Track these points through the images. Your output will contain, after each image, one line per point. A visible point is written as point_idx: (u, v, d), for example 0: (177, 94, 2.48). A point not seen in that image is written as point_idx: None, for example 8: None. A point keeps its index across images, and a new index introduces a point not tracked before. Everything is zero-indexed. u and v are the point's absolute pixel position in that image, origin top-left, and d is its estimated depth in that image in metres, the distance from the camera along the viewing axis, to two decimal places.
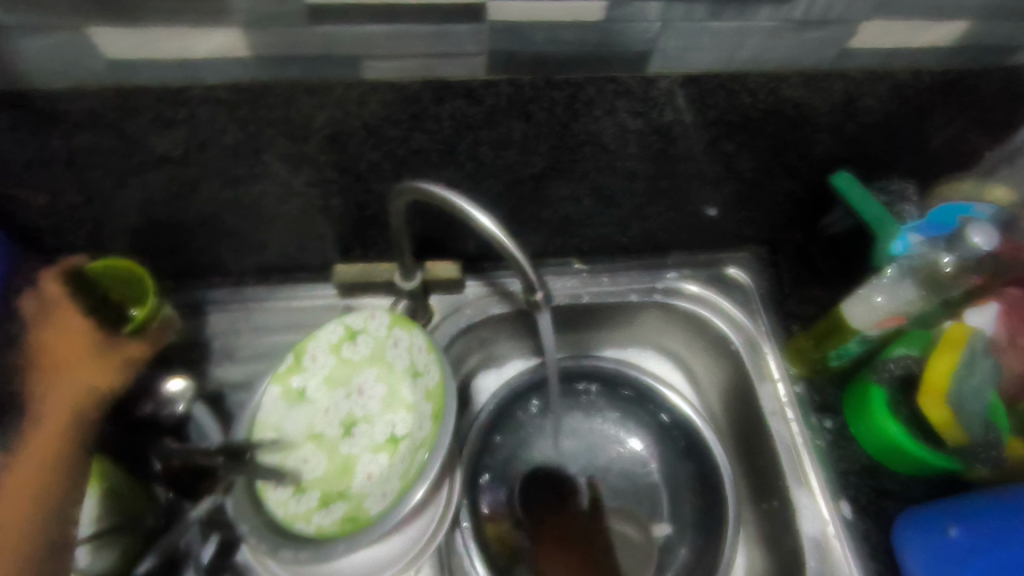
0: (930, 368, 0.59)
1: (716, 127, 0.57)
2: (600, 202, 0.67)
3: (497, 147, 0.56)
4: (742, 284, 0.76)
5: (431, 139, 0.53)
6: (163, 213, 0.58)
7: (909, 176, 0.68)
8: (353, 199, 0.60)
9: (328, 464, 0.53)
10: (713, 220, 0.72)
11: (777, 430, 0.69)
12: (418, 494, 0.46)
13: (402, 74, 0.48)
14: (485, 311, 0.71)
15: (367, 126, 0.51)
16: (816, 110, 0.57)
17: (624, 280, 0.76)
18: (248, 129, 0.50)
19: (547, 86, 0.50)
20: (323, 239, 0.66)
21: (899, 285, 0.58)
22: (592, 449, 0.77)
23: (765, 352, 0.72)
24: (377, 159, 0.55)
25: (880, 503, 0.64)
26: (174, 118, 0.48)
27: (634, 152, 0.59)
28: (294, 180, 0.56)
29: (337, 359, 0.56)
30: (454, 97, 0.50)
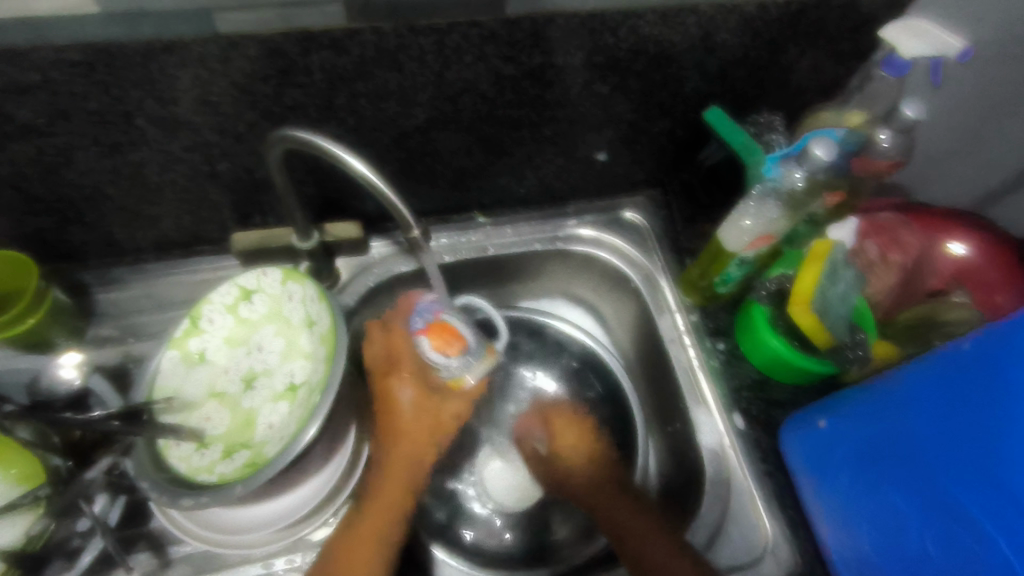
0: (798, 282, 0.64)
1: (587, 69, 0.60)
2: (489, 152, 0.69)
3: (375, 99, 0.57)
4: (638, 225, 0.80)
5: (305, 94, 0.54)
6: (40, 189, 0.57)
7: (777, 110, 0.73)
8: (238, 163, 0.60)
9: (231, 418, 0.54)
10: (603, 164, 0.76)
11: (675, 356, 0.73)
12: (309, 433, 0.47)
13: (260, 27, 0.48)
14: (391, 270, 0.72)
15: (236, 85, 0.52)
16: (675, 47, 0.60)
17: (526, 230, 0.79)
18: (113, 91, 0.50)
19: (411, 33, 0.51)
20: (216, 207, 0.66)
21: (765, 205, 0.62)
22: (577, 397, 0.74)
23: (662, 285, 0.77)
24: (255, 118, 0.56)
25: (770, 413, 0.69)
26: (31, 83, 0.47)
27: (513, 99, 0.61)
28: (172, 144, 0.56)
29: (235, 319, 0.57)
30: (319, 48, 0.51)
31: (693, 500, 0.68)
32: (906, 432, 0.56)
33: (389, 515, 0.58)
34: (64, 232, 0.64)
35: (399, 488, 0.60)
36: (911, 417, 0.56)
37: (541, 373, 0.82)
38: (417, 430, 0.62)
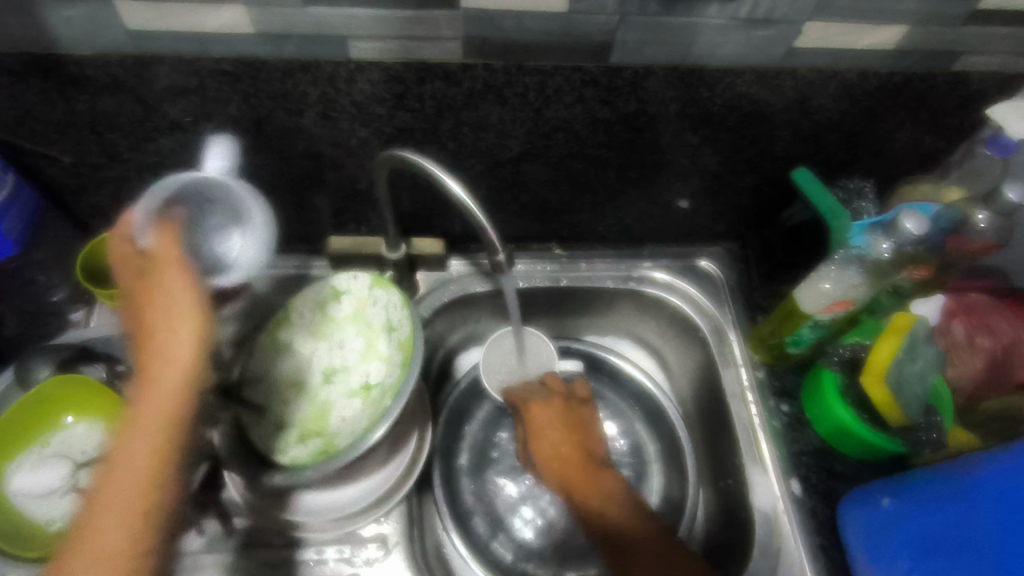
0: (873, 354, 0.62)
1: (680, 119, 0.62)
2: (575, 189, 0.72)
3: (476, 128, 0.61)
4: (713, 275, 0.80)
5: (414, 117, 0.59)
6: (174, 178, 0.65)
7: (870, 177, 0.72)
8: (345, 173, 0.66)
9: (307, 406, 0.58)
10: (685, 212, 0.77)
11: (736, 412, 0.72)
12: (375, 435, 0.51)
13: (385, 55, 0.53)
14: (467, 288, 0.76)
15: (356, 104, 0.57)
16: (771, 107, 0.61)
17: (601, 267, 0.80)
18: (251, 100, 0.56)
19: (519, 72, 0.55)
20: (319, 212, 0.71)
21: (845, 271, 0.62)
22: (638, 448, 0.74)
23: (730, 338, 0.76)
24: (367, 135, 0.61)
25: (830, 483, 0.67)
26: (186, 87, 0.54)
27: (604, 140, 0.64)
28: (292, 151, 0.62)
29: (322, 315, 0.62)
30: (433, 78, 0.55)
31: (740, 561, 0.67)
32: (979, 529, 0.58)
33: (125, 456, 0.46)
34: None
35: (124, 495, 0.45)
36: (992, 516, 0.58)
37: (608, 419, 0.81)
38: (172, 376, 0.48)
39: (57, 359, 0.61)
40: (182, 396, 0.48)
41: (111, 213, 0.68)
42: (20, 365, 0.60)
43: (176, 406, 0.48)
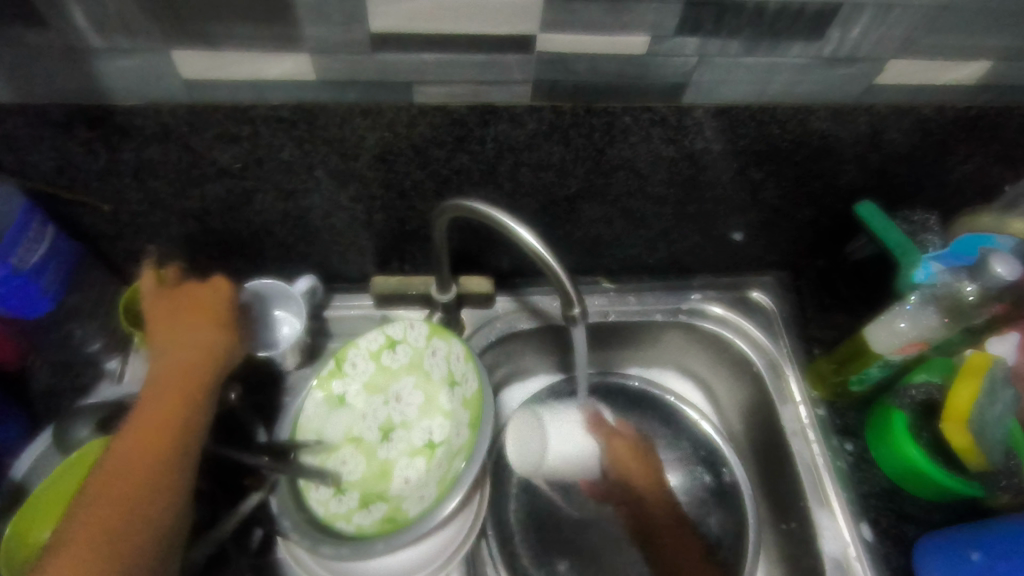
0: (952, 398, 0.60)
1: (746, 155, 0.60)
2: (629, 224, 0.69)
3: (536, 169, 0.58)
4: (765, 306, 0.78)
5: (473, 160, 0.56)
6: (216, 223, 0.62)
7: (931, 208, 0.70)
8: (395, 215, 0.63)
9: (367, 466, 0.56)
10: (738, 244, 0.75)
11: (798, 451, 0.70)
12: (449, 506, 0.49)
13: (450, 99, 0.50)
14: (514, 326, 0.73)
15: (415, 147, 0.54)
16: (841, 143, 0.59)
17: (650, 299, 0.78)
18: (306, 146, 0.53)
19: (587, 114, 0.53)
20: (362, 252, 0.68)
21: (923, 311, 0.60)
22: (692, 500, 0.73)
23: (787, 373, 0.74)
24: (422, 177, 0.58)
25: (901, 527, 0.65)
26: (238, 134, 0.51)
27: (666, 178, 0.62)
28: (342, 195, 0.59)
29: (376, 365, 0.59)
30: (498, 122, 0.53)
31: None
32: None
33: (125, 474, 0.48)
34: (223, 262, 0.68)
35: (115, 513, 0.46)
36: None
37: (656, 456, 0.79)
38: (165, 406, 0.51)
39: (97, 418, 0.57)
40: (180, 433, 0.51)
41: (147, 258, 0.65)
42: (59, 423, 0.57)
43: (174, 429, 0.50)
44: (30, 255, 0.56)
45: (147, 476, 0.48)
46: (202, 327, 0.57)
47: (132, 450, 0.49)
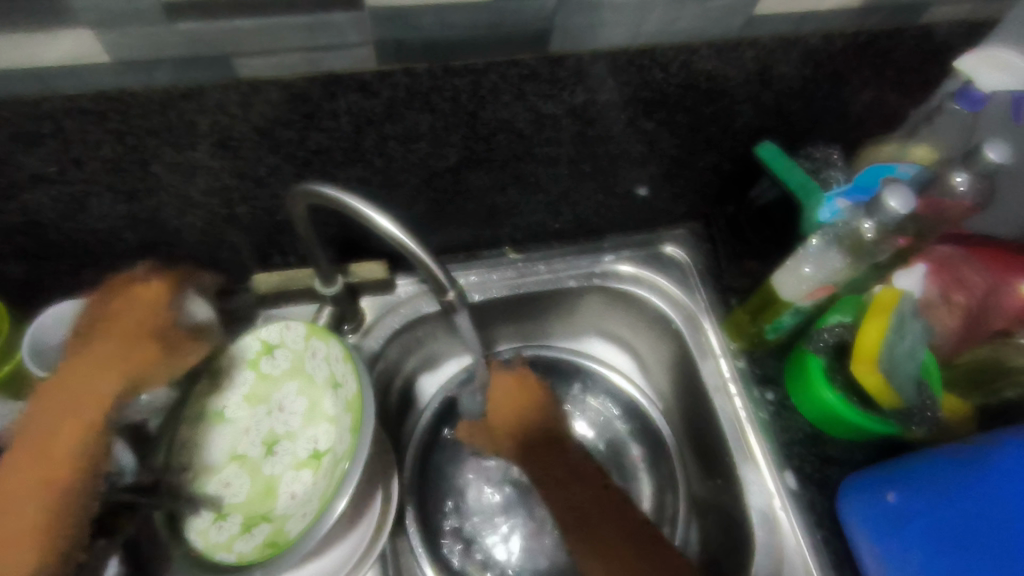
0: (861, 338, 0.59)
1: (632, 105, 0.56)
2: (524, 190, 0.64)
3: (405, 140, 0.53)
4: (679, 259, 0.75)
5: (331, 137, 0.50)
6: (54, 235, 0.54)
7: (834, 142, 0.68)
8: (259, 207, 0.57)
9: (253, 485, 0.51)
10: (643, 199, 0.71)
11: (720, 406, 0.68)
12: (339, 507, 0.45)
13: (284, 70, 0.44)
14: (418, 311, 0.68)
15: (258, 130, 0.48)
16: (730, 81, 0.55)
17: (560, 266, 0.74)
18: (127, 140, 0.46)
19: (446, 74, 0.47)
20: (236, 249, 0.62)
21: (827, 254, 0.58)
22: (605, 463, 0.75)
23: (705, 326, 0.72)
24: (278, 162, 0.52)
25: (824, 472, 0.64)
26: (41, 133, 0.44)
27: (552, 137, 0.57)
28: (191, 190, 0.53)
29: (256, 375, 0.54)
30: (347, 91, 0.47)
31: (741, 565, 0.63)
32: (1002, 526, 0.55)
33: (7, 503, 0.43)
34: (77, 277, 0.60)
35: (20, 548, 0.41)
36: (1008, 504, 0.55)
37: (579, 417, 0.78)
38: (56, 445, 0.44)
39: None
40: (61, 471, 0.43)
41: None
42: None
43: (69, 452, 0.44)
44: None
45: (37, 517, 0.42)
46: (114, 367, 0.46)
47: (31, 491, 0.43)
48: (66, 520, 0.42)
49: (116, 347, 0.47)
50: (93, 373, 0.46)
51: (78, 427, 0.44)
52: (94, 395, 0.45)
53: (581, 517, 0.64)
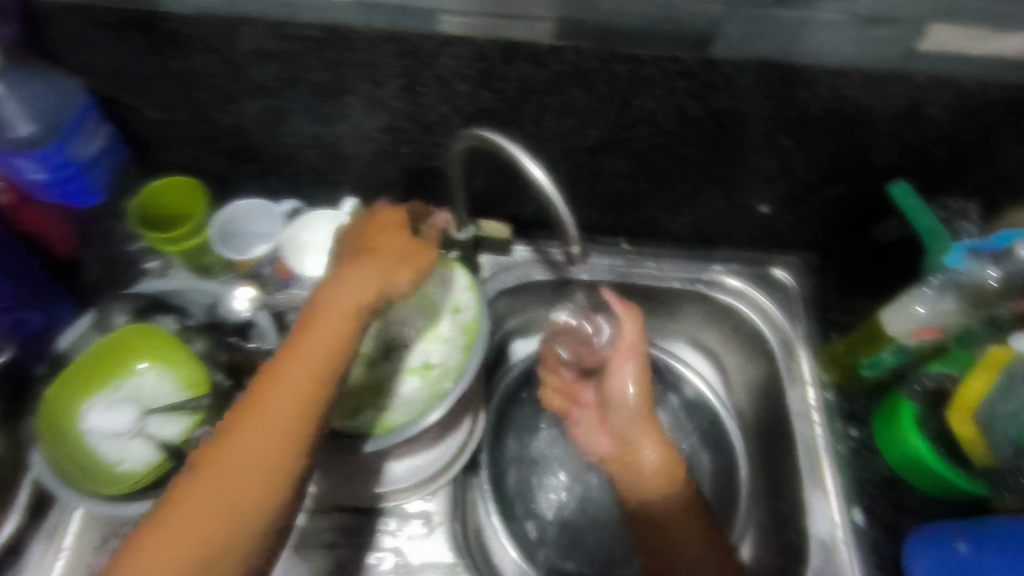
0: (964, 387, 0.60)
1: (774, 120, 0.59)
2: (653, 183, 0.69)
3: (559, 114, 0.59)
4: (787, 284, 0.77)
5: (497, 98, 0.58)
6: (255, 141, 0.65)
7: (975, 197, 0.67)
8: (420, 149, 0.65)
9: (364, 378, 0.57)
10: (764, 217, 0.73)
11: (799, 430, 0.69)
12: (432, 417, 0.53)
13: (475, 31, 0.52)
14: (528, 277, 0.75)
15: (440, 79, 0.56)
16: (875, 114, 0.57)
17: (670, 267, 0.77)
18: (335, 69, 0.56)
19: (611, 59, 0.53)
20: (389, 185, 0.71)
21: (941, 297, 0.59)
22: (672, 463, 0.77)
23: (799, 353, 0.73)
24: (447, 112, 0.60)
25: (896, 518, 0.63)
26: (273, 51, 0.54)
27: (690, 136, 0.61)
28: (370, 123, 0.62)
29: None
30: (520, 59, 0.53)
31: None
32: None
33: (248, 444, 0.44)
34: (259, 183, 0.71)
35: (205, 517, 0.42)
36: None
37: None
38: (292, 389, 0.47)
39: (133, 307, 0.64)
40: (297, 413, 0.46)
41: (191, 170, 0.69)
42: (101, 310, 0.63)
43: (289, 403, 0.46)
44: (86, 148, 0.58)
45: (280, 458, 0.45)
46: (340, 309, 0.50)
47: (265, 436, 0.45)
48: (282, 473, 0.44)
49: (343, 291, 0.51)
50: (330, 311, 0.50)
51: (316, 375, 0.47)
52: (332, 346, 0.49)
53: (665, 538, 0.64)
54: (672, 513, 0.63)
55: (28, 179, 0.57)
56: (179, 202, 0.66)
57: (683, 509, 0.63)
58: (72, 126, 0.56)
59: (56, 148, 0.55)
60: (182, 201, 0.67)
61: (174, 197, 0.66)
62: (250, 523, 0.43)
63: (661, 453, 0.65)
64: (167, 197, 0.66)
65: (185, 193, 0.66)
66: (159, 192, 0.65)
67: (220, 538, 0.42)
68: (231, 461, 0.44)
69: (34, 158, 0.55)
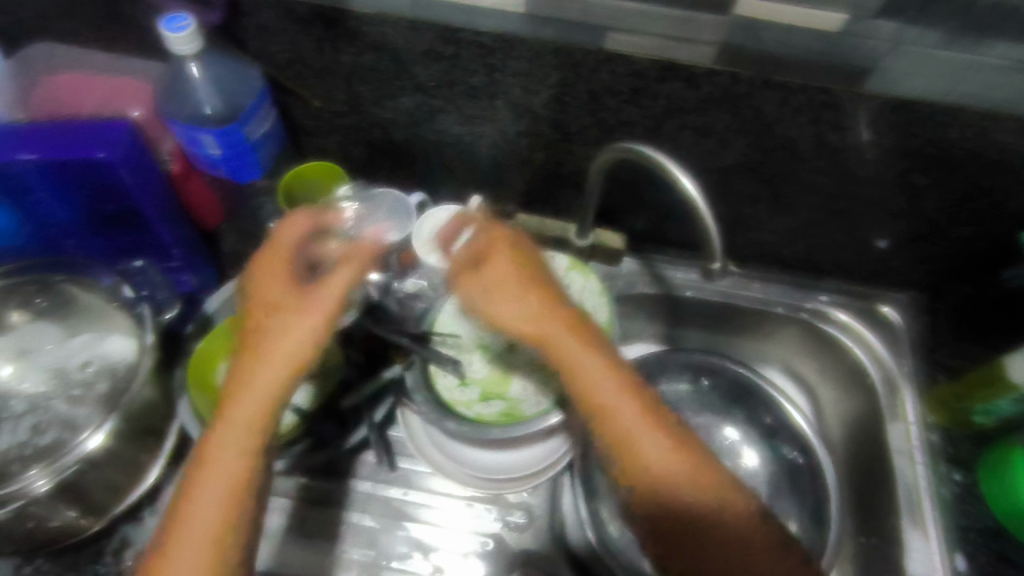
0: None
1: (913, 157, 0.59)
2: (774, 209, 0.70)
3: (698, 133, 0.61)
4: (895, 325, 0.76)
5: (641, 114, 0.60)
6: (399, 135, 0.69)
7: None
8: (553, 156, 0.68)
9: (491, 369, 0.61)
10: (880, 253, 0.73)
11: (901, 470, 0.68)
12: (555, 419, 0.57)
13: (638, 50, 0.54)
14: (634, 288, 0.78)
15: (591, 92, 0.59)
16: (1021, 161, 0.57)
17: (774, 290, 0.78)
18: (495, 75, 0.59)
19: (763, 86, 0.55)
20: (513, 187, 0.74)
21: None
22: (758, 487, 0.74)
23: (903, 394, 0.72)
24: (589, 123, 0.62)
25: (998, 568, 0.64)
26: (443, 54, 0.58)
27: (824, 167, 0.62)
28: (513, 127, 0.65)
29: None
30: (675, 79, 0.56)
31: None
32: None
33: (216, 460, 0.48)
34: (390, 174, 0.75)
35: (190, 528, 0.47)
36: None
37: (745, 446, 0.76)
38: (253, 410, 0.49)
39: None
40: (257, 431, 0.49)
41: (331, 156, 0.74)
42: (245, 278, 0.67)
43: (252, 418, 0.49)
44: (257, 129, 0.62)
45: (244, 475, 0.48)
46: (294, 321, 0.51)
47: (231, 452, 0.49)
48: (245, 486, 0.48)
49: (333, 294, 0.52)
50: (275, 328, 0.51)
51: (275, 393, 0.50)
52: (288, 359, 0.50)
53: (682, 516, 0.48)
54: (683, 469, 0.49)
55: (205, 153, 0.61)
56: (322, 184, 0.70)
57: (666, 445, 0.49)
58: (250, 107, 0.60)
59: (236, 126, 0.59)
60: (325, 184, 0.70)
61: (318, 181, 0.70)
62: (226, 534, 0.48)
63: (632, 410, 0.50)
64: (313, 179, 0.69)
65: (330, 177, 0.70)
66: (307, 175, 0.69)
67: (198, 547, 0.47)
68: (201, 476, 0.48)
69: (214, 134, 0.59)
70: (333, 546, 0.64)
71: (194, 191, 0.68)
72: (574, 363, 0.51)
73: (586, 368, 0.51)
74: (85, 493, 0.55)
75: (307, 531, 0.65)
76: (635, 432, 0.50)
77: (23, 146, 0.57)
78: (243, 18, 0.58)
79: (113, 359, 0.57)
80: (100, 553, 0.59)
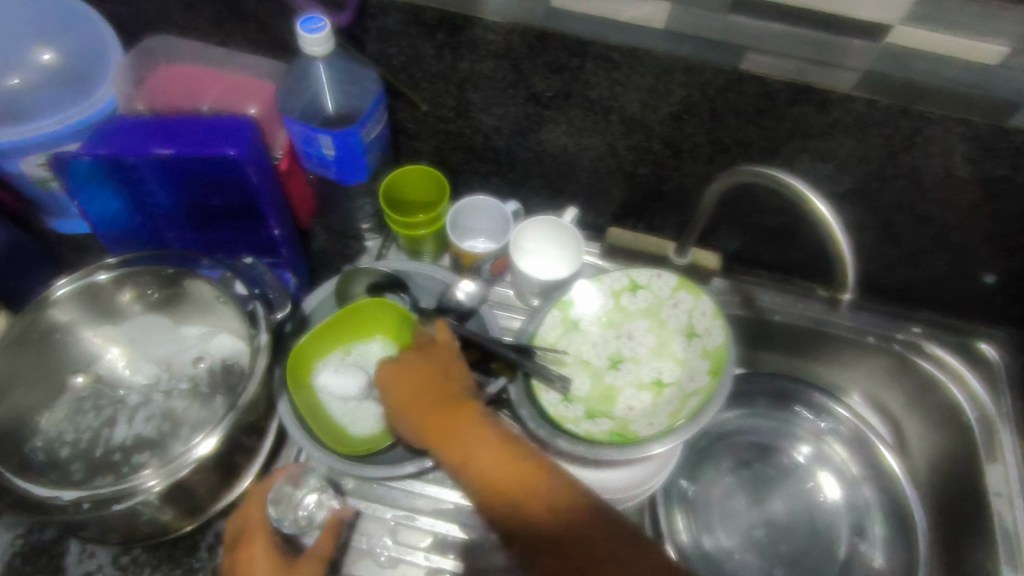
0: None
1: None
2: (881, 239, 0.68)
3: (817, 158, 0.59)
4: (991, 360, 0.75)
5: (761, 135, 0.59)
6: (500, 143, 0.68)
7: None
8: (657, 172, 0.66)
9: (592, 387, 0.64)
10: (986, 288, 0.71)
11: (1001, 513, 0.66)
12: (659, 447, 0.56)
13: (773, 71, 0.53)
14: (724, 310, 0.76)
15: (713, 111, 0.57)
16: None
17: (864, 319, 0.76)
18: (616, 89, 0.58)
19: (900, 114, 0.54)
20: (608, 201, 0.72)
21: None
22: (842, 521, 0.72)
23: (1000, 433, 0.70)
24: (703, 142, 0.61)
25: None
26: (566, 65, 0.57)
27: (946, 199, 0.60)
28: (621, 142, 0.63)
29: (614, 303, 0.66)
30: (806, 103, 0.55)
31: None
32: None
33: None
34: (483, 181, 0.74)
35: None
36: None
37: (830, 478, 0.75)
38: None
39: (372, 280, 0.67)
40: None
41: (426, 160, 0.73)
42: (344, 276, 0.67)
43: None
44: (370, 132, 0.61)
45: None
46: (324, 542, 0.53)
47: None
48: None
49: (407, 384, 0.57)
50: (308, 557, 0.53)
51: None
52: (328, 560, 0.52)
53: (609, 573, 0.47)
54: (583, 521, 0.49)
55: (319, 153, 0.61)
56: (421, 192, 0.70)
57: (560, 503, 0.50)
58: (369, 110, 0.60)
59: (354, 130, 0.59)
60: (424, 190, 0.70)
61: (416, 188, 0.70)
62: None
63: (500, 463, 0.52)
64: (412, 184, 0.69)
65: (428, 183, 0.70)
66: (406, 180, 0.69)
67: None
68: None
69: (333, 135, 0.59)
70: (422, 555, 0.62)
71: (294, 188, 0.70)
72: (467, 451, 0.53)
73: (470, 450, 0.52)
74: (187, 490, 0.55)
75: (393, 537, 0.62)
76: (525, 491, 0.50)
77: (152, 139, 0.57)
78: (369, 21, 0.57)
79: (221, 356, 0.60)
80: (195, 547, 0.59)
